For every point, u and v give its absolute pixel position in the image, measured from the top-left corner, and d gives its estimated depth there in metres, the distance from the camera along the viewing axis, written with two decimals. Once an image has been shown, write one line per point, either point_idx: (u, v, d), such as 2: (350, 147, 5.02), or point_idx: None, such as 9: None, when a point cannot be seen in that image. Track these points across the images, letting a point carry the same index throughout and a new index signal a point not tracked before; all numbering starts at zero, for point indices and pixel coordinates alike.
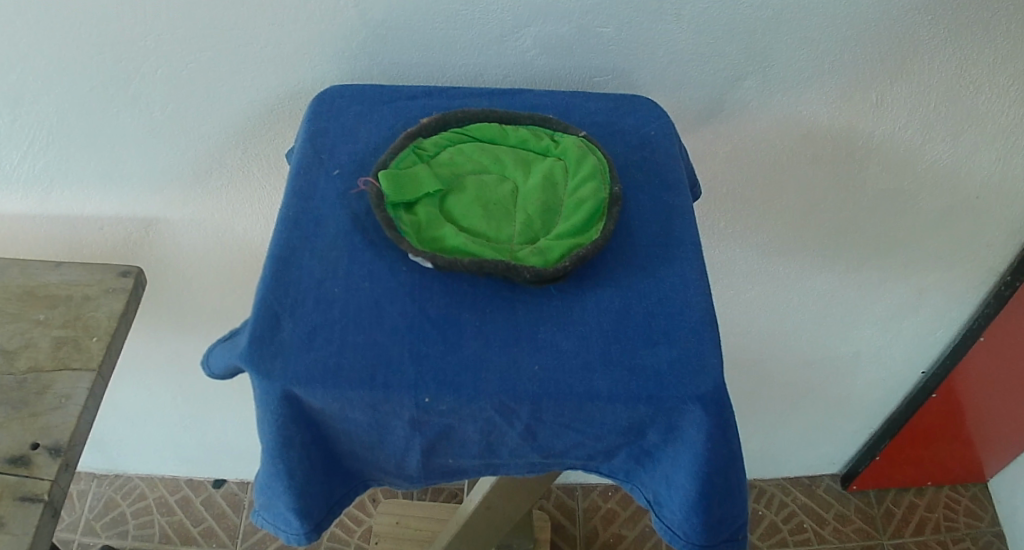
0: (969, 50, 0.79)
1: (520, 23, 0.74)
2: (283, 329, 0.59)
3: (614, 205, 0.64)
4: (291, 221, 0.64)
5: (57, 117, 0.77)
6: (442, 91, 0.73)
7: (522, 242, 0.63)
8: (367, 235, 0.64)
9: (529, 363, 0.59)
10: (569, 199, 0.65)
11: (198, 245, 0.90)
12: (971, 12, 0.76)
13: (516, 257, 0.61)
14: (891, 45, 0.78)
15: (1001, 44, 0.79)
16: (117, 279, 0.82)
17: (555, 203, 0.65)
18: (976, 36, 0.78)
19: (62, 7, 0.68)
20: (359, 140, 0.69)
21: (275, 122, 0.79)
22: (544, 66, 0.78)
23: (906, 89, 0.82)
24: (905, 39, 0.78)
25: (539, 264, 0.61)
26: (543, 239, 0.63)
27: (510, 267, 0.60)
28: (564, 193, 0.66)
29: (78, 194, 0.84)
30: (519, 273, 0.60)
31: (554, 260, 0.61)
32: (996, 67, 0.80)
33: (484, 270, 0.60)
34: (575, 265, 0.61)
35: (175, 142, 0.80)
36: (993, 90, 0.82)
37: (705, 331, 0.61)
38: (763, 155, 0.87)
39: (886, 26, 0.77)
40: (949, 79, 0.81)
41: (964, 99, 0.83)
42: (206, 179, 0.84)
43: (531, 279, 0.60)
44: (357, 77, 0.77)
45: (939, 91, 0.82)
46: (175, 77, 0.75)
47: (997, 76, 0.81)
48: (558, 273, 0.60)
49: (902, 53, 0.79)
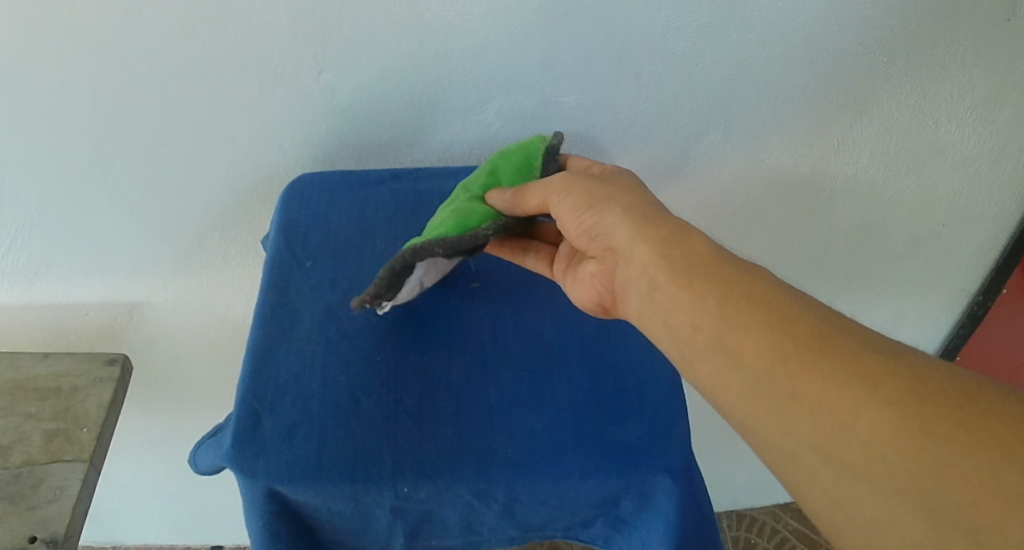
0: (928, 88, 0.81)
1: (483, 98, 0.77)
2: (263, 428, 0.61)
3: (550, 166, 0.68)
4: (267, 317, 0.66)
5: (39, 211, 0.79)
6: (409, 174, 0.75)
7: (447, 215, 0.64)
8: (340, 325, 0.66)
9: (503, 447, 0.62)
10: (501, 169, 0.68)
11: (182, 329, 0.92)
12: (925, 50, 0.78)
13: (432, 233, 0.62)
14: (857, 90, 0.81)
15: (954, 82, 0.81)
16: (104, 367, 0.83)
17: (487, 176, 0.68)
18: (931, 74, 0.80)
19: (39, 106, 0.71)
20: (331, 230, 0.72)
21: (251, 206, 0.82)
22: (509, 137, 0.80)
23: (865, 131, 0.84)
24: (874, 81, 0.80)
25: (455, 233, 0.61)
26: (469, 205, 0.64)
27: (419, 249, 0.61)
28: (495, 164, 0.68)
29: (65, 283, 0.85)
30: (432, 251, 0.61)
31: (474, 229, 0.62)
32: (953, 103, 0.82)
33: (398, 271, 0.61)
34: (496, 235, 0.62)
35: (154, 231, 0.82)
36: (953, 123, 0.84)
37: (670, 401, 0.64)
38: (733, 204, 0.90)
39: (851, 71, 0.79)
40: (907, 117, 0.83)
41: (925, 133, 0.85)
42: (188, 263, 0.86)
43: (445, 253, 0.61)
44: (328, 158, 0.80)
45: (899, 127, 0.84)
46: (156, 172, 0.77)
47: (955, 113, 0.83)
48: (474, 241, 0.61)
49: (861, 96, 0.81)
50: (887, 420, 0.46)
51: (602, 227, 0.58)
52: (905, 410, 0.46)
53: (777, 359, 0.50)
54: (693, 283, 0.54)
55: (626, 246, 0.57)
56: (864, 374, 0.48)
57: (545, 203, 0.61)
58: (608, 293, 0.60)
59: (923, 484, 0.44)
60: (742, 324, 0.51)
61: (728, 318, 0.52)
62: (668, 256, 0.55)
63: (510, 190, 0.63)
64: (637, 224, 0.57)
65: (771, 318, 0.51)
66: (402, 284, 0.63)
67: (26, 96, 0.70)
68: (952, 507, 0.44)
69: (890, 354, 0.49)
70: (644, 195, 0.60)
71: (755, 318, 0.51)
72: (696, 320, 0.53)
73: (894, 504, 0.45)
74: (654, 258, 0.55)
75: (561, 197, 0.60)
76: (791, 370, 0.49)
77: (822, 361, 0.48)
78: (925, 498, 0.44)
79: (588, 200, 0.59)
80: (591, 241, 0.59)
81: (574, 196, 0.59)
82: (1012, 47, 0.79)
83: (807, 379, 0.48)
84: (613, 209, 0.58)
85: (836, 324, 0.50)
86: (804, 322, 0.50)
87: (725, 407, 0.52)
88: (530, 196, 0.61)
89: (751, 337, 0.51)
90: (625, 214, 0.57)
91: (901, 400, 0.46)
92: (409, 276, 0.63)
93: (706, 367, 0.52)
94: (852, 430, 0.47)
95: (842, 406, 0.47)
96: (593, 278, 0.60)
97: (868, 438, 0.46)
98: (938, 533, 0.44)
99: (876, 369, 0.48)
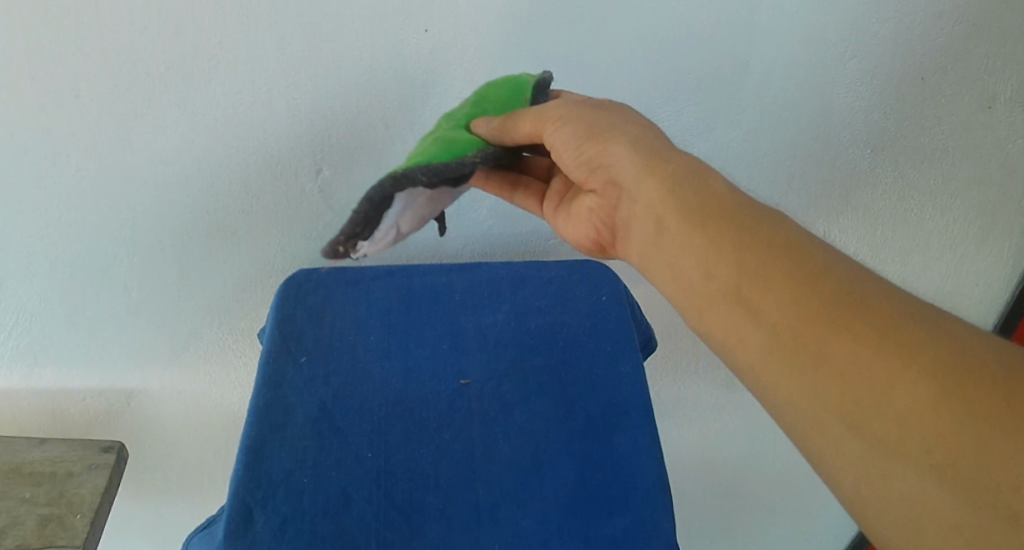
0: (911, 178, 0.86)
1: (477, 197, 0.79)
2: (256, 521, 0.62)
3: (540, 97, 0.66)
4: (261, 410, 0.68)
5: (39, 300, 0.80)
6: (403, 270, 0.79)
7: (430, 144, 0.62)
8: (333, 423, 0.69)
9: (490, 542, 0.64)
10: (490, 98, 0.67)
11: (175, 416, 0.93)
12: (908, 140, 0.83)
13: (413, 163, 0.60)
14: (831, 181, 0.86)
15: (934, 171, 0.86)
16: (98, 454, 0.85)
17: (473, 106, 0.66)
18: (914, 164, 0.85)
19: (51, 195, 0.73)
20: (325, 326, 0.74)
21: (249, 299, 0.84)
22: (500, 233, 0.83)
23: (853, 220, 0.89)
24: (847, 173, 0.85)
25: (443, 161, 0.59)
26: (453, 133, 0.63)
27: (400, 176, 0.58)
28: (481, 96, 0.67)
29: (60, 369, 0.86)
30: (414, 179, 0.58)
31: (462, 155, 0.61)
32: (936, 191, 0.88)
33: (378, 203, 0.58)
34: (484, 163, 0.62)
35: (151, 321, 0.84)
36: (935, 211, 0.89)
37: (655, 495, 0.67)
38: None
39: (825, 165, 0.84)
40: (891, 206, 0.89)
41: (910, 220, 0.90)
42: (184, 353, 0.87)
43: (428, 181, 0.58)
44: (323, 256, 0.83)
45: (885, 215, 0.89)
46: (150, 257, 0.79)
47: (939, 201, 0.89)
48: (461, 169, 0.60)
49: (848, 188, 0.87)
50: (924, 394, 0.47)
51: (603, 158, 0.60)
52: (944, 385, 0.47)
53: (805, 321, 0.51)
54: (708, 227, 0.56)
55: (631, 180, 0.59)
56: (891, 335, 0.49)
57: (537, 132, 0.62)
58: (606, 228, 0.63)
59: (956, 464, 0.46)
60: (767, 285, 0.53)
61: (749, 268, 0.54)
62: (676, 194, 0.57)
63: (496, 119, 0.64)
64: (643, 160, 0.59)
65: (795, 271, 0.53)
66: (379, 224, 0.59)
67: (37, 186, 0.72)
68: (983, 485, 0.45)
69: (929, 322, 0.49)
70: (648, 128, 0.62)
71: (777, 272, 0.53)
72: (712, 270, 0.55)
73: (916, 472, 0.47)
74: (662, 195, 0.58)
75: (558, 127, 0.61)
76: (818, 331, 0.50)
77: (856, 325, 0.50)
78: (955, 471, 0.46)
79: (590, 132, 0.61)
80: (591, 173, 0.61)
81: (573, 126, 0.61)
82: (972, 143, 0.84)
83: (837, 341, 0.50)
84: (616, 141, 0.60)
85: (872, 287, 0.51)
86: (834, 282, 0.52)
87: (746, 365, 0.54)
88: (522, 123, 0.62)
89: (777, 298, 0.52)
90: (628, 146, 0.60)
91: (938, 373, 0.47)
92: (387, 214, 0.59)
93: (722, 319, 0.55)
94: (883, 396, 0.48)
95: (876, 374, 0.48)
96: (591, 212, 0.63)
97: (903, 409, 0.47)
98: (959, 503, 0.45)
99: (913, 335, 0.49)
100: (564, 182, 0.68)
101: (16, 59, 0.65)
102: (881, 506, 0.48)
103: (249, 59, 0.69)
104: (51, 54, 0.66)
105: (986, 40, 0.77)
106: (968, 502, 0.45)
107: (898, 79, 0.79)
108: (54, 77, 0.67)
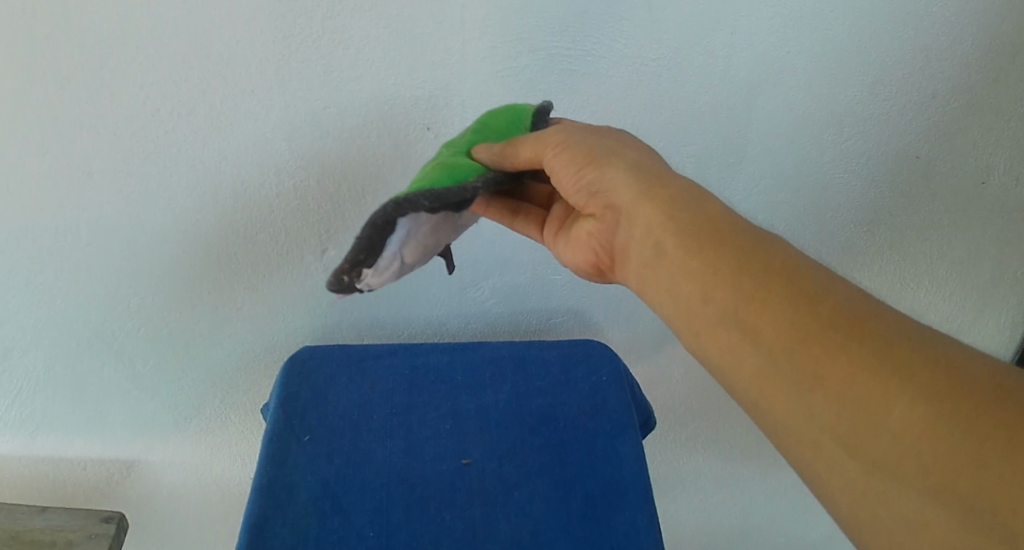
0: (908, 253, 0.88)
1: (479, 277, 0.81)
2: None
3: (541, 124, 0.62)
4: (265, 488, 0.70)
5: (42, 373, 0.80)
6: (406, 349, 0.80)
7: (431, 169, 0.57)
8: (335, 501, 0.70)
9: None
10: (490, 126, 0.62)
11: (177, 485, 0.93)
12: (905, 217, 0.85)
13: (415, 187, 0.55)
14: (831, 257, 0.86)
15: (930, 244, 0.87)
16: (100, 524, 0.84)
17: (474, 131, 0.61)
18: (910, 239, 0.87)
19: (53, 274, 0.72)
20: (329, 404, 0.76)
21: (251, 375, 0.85)
22: (503, 311, 0.84)
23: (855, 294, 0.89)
24: (845, 250, 0.86)
25: (443, 185, 0.54)
26: (454, 159, 0.58)
27: (402, 201, 0.53)
28: (482, 122, 0.62)
29: (63, 440, 0.86)
30: (416, 204, 0.53)
31: (464, 180, 0.56)
32: (933, 263, 0.89)
33: (380, 228, 0.52)
34: (485, 188, 0.56)
35: (154, 393, 0.84)
36: (932, 284, 0.91)
37: None
38: None
39: (824, 246, 0.85)
40: (888, 280, 0.90)
41: (906, 295, 0.91)
42: (187, 425, 0.88)
43: (431, 206, 0.53)
44: (326, 332, 0.83)
45: (882, 288, 0.90)
46: (156, 333, 0.78)
47: (935, 272, 0.90)
48: (463, 194, 0.55)
49: (847, 264, 0.88)
50: (923, 412, 0.42)
51: (602, 183, 0.56)
52: (944, 402, 0.42)
53: (795, 338, 0.47)
54: (702, 248, 0.52)
55: (630, 205, 0.55)
56: (890, 354, 0.44)
57: (537, 157, 0.57)
58: (605, 253, 0.59)
59: (957, 487, 0.41)
60: (757, 301, 0.49)
61: (743, 289, 0.49)
62: (672, 217, 0.53)
63: (498, 144, 0.59)
64: (641, 183, 0.55)
65: (794, 291, 0.48)
66: (382, 251, 0.53)
67: (39, 266, 0.71)
68: (987, 508, 0.40)
69: (929, 339, 0.45)
70: (647, 152, 0.58)
71: (773, 294, 0.49)
72: (706, 292, 0.51)
73: (920, 503, 0.42)
74: (659, 217, 0.54)
75: (558, 151, 0.57)
76: (811, 349, 0.46)
77: (849, 341, 0.45)
78: (956, 494, 0.41)
79: (585, 155, 0.56)
80: (591, 197, 0.57)
81: (571, 151, 0.56)
82: (971, 213, 0.85)
83: (829, 360, 0.46)
84: (615, 165, 0.56)
85: (869, 302, 0.47)
86: (828, 297, 0.47)
87: (738, 386, 0.50)
88: (522, 147, 0.57)
89: (769, 313, 0.48)
90: (628, 172, 0.55)
91: (938, 391, 0.43)
92: (389, 241, 0.53)
93: (716, 343, 0.51)
94: (878, 418, 0.44)
95: (870, 392, 0.44)
96: (589, 236, 0.59)
97: (900, 429, 0.43)
98: (967, 538, 0.41)
99: (912, 352, 0.44)
100: (565, 208, 0.63)
101: (29, 137, 0.64)
102: (884, 539, 0.44)
103: (260, 142, 0.67)
104: (64, 133, 0.64)
105: (981, 118, 0.78)
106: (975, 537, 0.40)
107: (893, 159, 0.80)
108: (66, 155, 0.65)
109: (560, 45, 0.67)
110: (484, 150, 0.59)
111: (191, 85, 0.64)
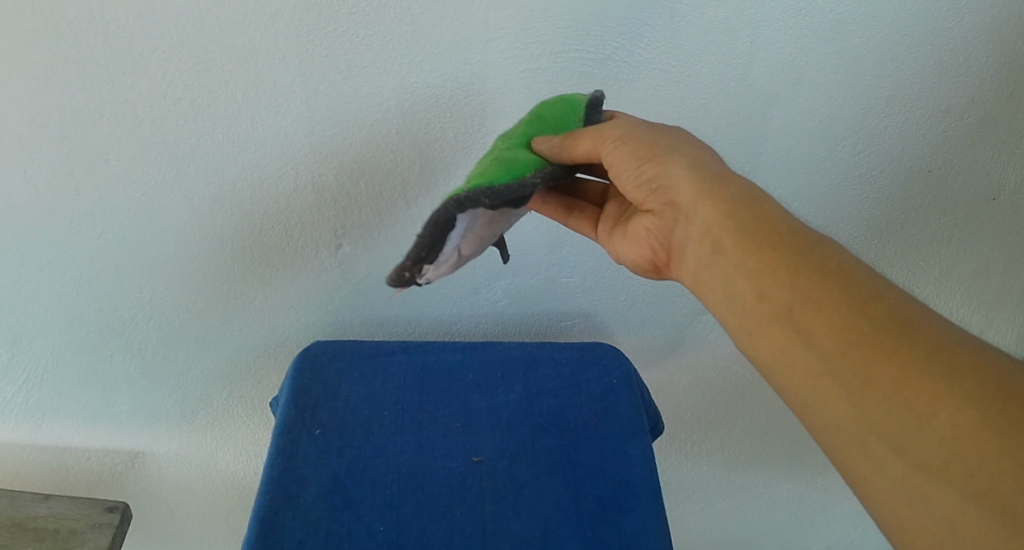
0: (919, 265, 0.88)
1: (491, 278, 0.80)
2: None
3: (594, 116, 0.61)
4: (275, 481, 0.70)
5: (50, 360, 0.79)
6: (417, 346, 0.80)
7: (489, 164, 0.57)
8: (346, 495, 0.70)
9: None
10: (546, 118, 0.62)
11: (181, 477, 0.93)
12: (918, 229, 0.84)
13: (474, 182, 0.55)
14: None
15: (943, 256, 0.87)
16: (103, 514, 0.84)
17: (528, 123, 0.61)
18: (923, 251, 0.87)
19: (66, 262, 0.72)
20: (340, 398, 0.76)
21: (261, 368, 0.85)
22: (514, 312, 0.84)
23: None
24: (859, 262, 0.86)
25: (503, 182, 0.55)
26: (511, 153, 0.58)
27: (463, 199, 0.53)
28: (537, 115, 0.61)
29: (67, 428, 0.86)
30: (477, 202, 0.53)
31: (523, 176, 0.56)
32: (944, 276, 0.89)
33: (443, 227, 0.53)
34: (544, 183, 0.57)
35: (163, 384, 0.84)
36: (941, 297, 0.91)
37: None
38: (736, 380, 0.94)
39: None
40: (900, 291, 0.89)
41: None
42: (193, 417, 0.88)
43: (492, 203, 0.54)
44: (337, 327, 0.83)
45: None
46: (167, 324, 0.78)
47: (945, 284, 0.90)
48: (523, 190, 0.55)
49: None
50: (969, 415, 0.46)
51: (663, 179, 0.57)
52: (987, 407, 0.46)
53: (850, 340, 0.50)
54: (762, 249, 0.54)
55: (690, 202, 0.56)
56: (939, 360, 0.48)
57: (596, 150, 0.57)
58: (663, 250, 0.59)
59: (995, 486, 0.45)
60: (813, 303, 0.51)
61: (799, 289, 0.52)
62: (732, 216, 0.55)
63: (557, 137, 0.59)
64: (701, 181, 0.56)
65: (849, 294, 0.51)
66: (443, 247, 0.55)
67: (52, 254, 0.71)
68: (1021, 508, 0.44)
69: (973, 348, 0.49)
70: (706, 150, 0.59)
71: (828, 295, 0.51)
72: (762, 290, 0.53)
73: (958, 499, 0.46)
74: (718, 217, 0.55)
75: (618, 144, 0.57)
76: (864, 351, 0.49)
77: (902, 346, 0.49)
78: (993, 494, 0.45)
79: (647, 151, 0.57)
80: (650, 194, 0.58)
81: (632, 145, 0.57)
82: (978, 226, 0.85)
83: (882, 362, 0.49)
84: (676, 162, 0.57)
85: (919, 310, 0.50)
86: (881, 303, 0.51)
87: (785, 383, 0.52)
88: (580, 140, 0.57)
89: (824, 314, 0.51)
90: (689, 169, 0.56)
91: (982, 398, 0.46)
92: (450, 236, 0.54)
93: (767, 340, 0.53)
94: (925, 418, 0.47)
95: (920, 394, 0.47)
96: (648, 232, 0.59)
97: (944, 430, 0.47)
98: (1001, 533, 0.44)
99: (960, 359, 0.48)
100: (620, 206, 0.64)
101: (49, 122, 0.64)
102: (920, 533, 0.47)
103: (280, 135, 0.67)
104: (85, 118, 0.64)
105: (992, 132, 0.77)
106: (1010, 532, 0.44)
107: (907, 172, 0.79)
108: (85, 144, 0.65)
109: (587, 11, 0.65)
110: (545, 142, 0.58)
111: (214, 75, 0.63)
